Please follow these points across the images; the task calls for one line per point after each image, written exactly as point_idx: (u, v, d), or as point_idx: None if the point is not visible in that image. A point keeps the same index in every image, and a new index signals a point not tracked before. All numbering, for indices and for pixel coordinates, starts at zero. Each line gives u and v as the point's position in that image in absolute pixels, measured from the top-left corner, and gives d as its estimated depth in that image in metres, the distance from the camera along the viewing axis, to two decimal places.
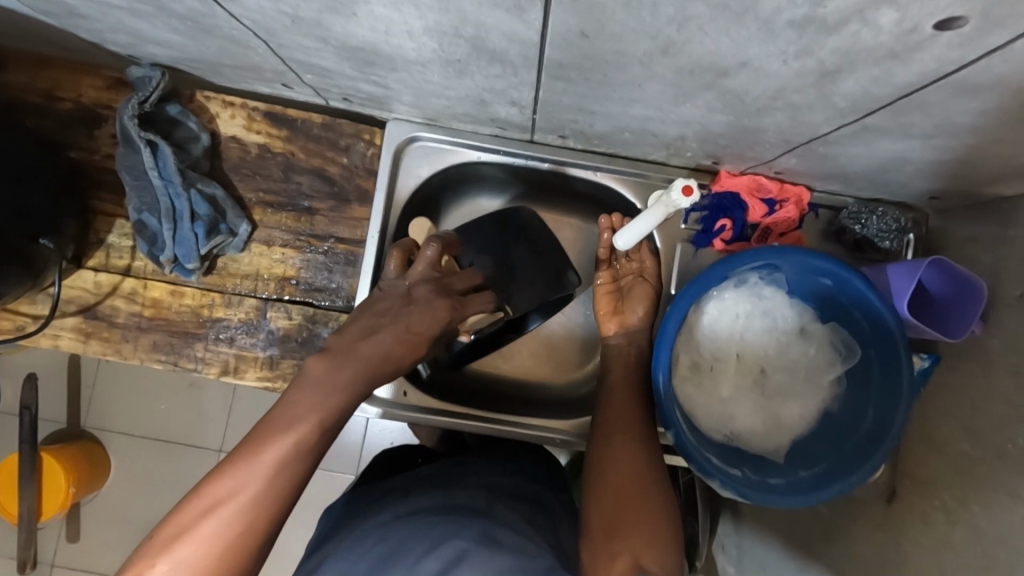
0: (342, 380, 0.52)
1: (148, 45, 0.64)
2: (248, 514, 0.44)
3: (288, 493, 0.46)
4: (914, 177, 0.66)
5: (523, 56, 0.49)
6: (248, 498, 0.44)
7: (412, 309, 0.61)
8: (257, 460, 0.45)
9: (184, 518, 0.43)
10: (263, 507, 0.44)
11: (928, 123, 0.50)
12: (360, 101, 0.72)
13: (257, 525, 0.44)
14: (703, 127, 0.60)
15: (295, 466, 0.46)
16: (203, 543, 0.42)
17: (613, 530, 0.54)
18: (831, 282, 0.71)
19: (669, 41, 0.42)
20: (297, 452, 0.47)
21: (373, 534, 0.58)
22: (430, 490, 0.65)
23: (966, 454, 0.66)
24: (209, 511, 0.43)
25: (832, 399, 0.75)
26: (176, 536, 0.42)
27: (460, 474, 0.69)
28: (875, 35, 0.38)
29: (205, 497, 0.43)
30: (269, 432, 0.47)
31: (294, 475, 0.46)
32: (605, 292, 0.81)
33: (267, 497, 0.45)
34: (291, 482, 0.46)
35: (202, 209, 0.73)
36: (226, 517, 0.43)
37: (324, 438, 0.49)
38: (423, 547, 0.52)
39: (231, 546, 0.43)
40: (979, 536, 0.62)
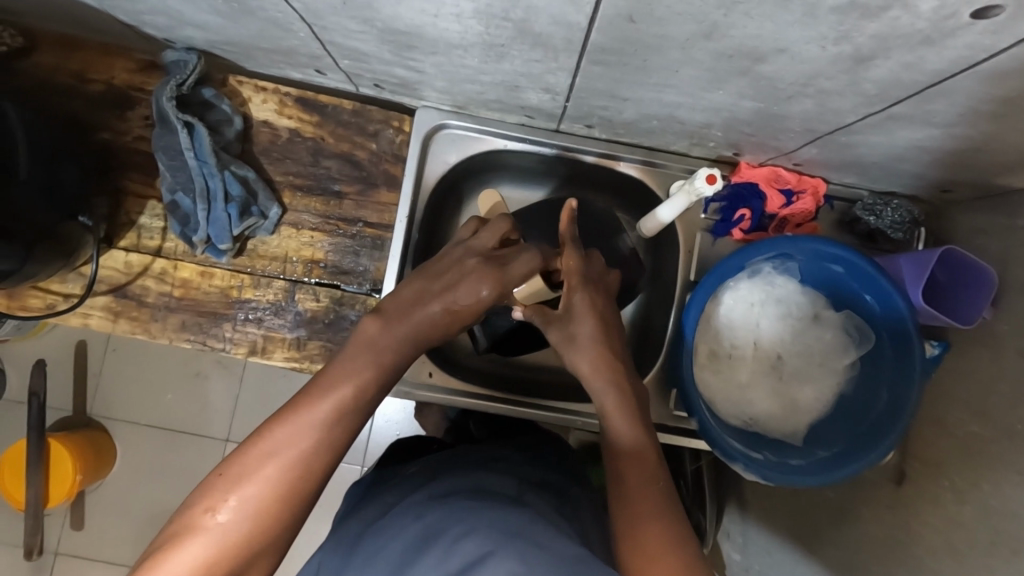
0: (395, 341, 0.56)
1: (190, 27, 0.66)
2: (307, 457, 0.46)
3: (341, 443, 0.48)
4: (928, 167, 0.68)
5: (567, 40, 0.51)
6: (307, 443, 0.46)
7: (457, 272, 0.62)
8: (317, 407, 0.48)
9: (245, 459, 0.45)
10: (319, 453, 0.46)
11: (950, 110, 0.52)
12: (391, 87, 0.74)
13: (314, 472, 0.46)
14: (730, 115, 0.62)
15: (349, 420, 0.49)
16: (266, 485, 0.44)
17: (637, 513, 0.52)
18: (843, 268, 0.74)
19: (713, 26, 0.44)
20: (352, 404, 0.50)
21: (409, 513, 0.59)
22: (454, 474, 0.67)
23: (976, 435, 0.68)
24: (270, 456, 0.45)
25: (846, 382, 0.77)
26: (240, 476, 0.44)
27: (486, 461, 0.71)
28: (913, 21, 0.40)
29: (268, 441, 0.45)
30: (328, 385, 0.50)
31: (349, 424, 0.49)
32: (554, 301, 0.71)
33: (321, 442, 0.47)
34: (341, 431, 0.48)
35: (235, 190, 0.75)
36: (286, 459, 0.45)
37: (375, 394, 0.52)
38: (456, 528, 0.53)
39: (292, 490, 0.45)
40: (988, 513, 0.64)
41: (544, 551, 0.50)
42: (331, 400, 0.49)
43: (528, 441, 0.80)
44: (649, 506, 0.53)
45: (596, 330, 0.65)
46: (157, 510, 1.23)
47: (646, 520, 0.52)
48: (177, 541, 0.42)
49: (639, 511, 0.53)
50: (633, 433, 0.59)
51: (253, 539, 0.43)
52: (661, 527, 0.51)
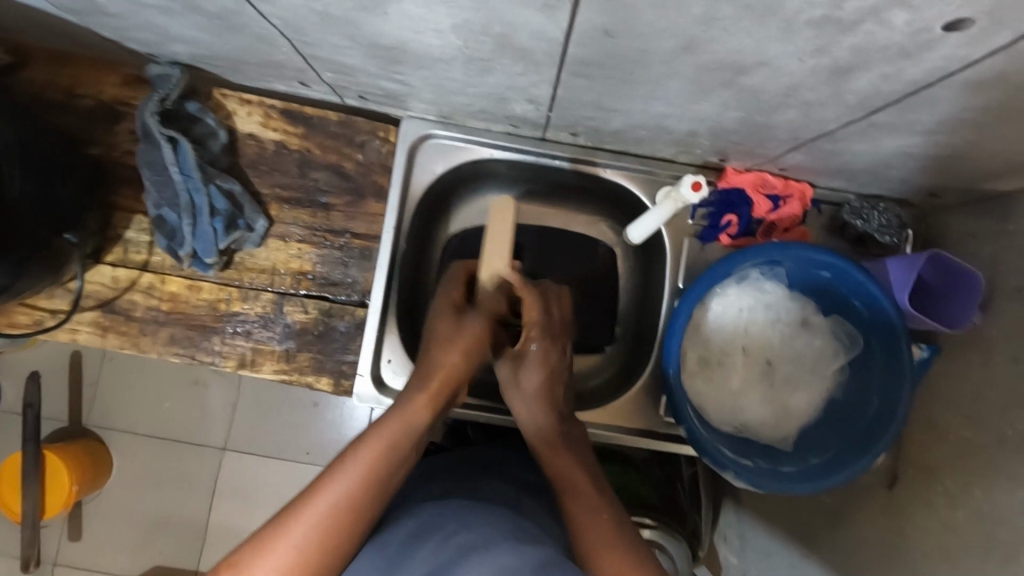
0: (423, 404, 0.60)
1: (173, 43, 0.66)
2: (333, 518, 0.50)
3: (368, 503, 0.52)
4: (915, 173, 0.68)
5: (548, 54, 0.51)
6: (335, 503, 0.51)
7: (447, 318, 0.66)
8: (355, 462, 0.53)
9: (279, 524, 0.50)
10: (344, 512, 0.51)
11: (933, 119, 0.52)
12: (377, 99, 0.74)
13: (347, 521, 0.51)
14: (715, 124, 0.62)
15: (381, 473, 0.54)
16: (310, 527, 0.50)
17: (591, 539, 0.55)
18: (831, 274, 0.74)
19: (692, 40, 0.44)
20: (384, 459, 0.54)
21: (408, 512, 0.58)
22: (453, 479, 0.66)
23: (967, 440, 0.68)
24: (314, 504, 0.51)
25: (836, 387, 0.77)
26: (291, 518, 0.50)
27: (485, 467, 0.71)
28: (890, 35, 0.40)
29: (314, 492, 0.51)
30: (366, 442, 0.55)
31: (376, 484, 0.53)
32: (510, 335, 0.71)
33: (348, 503, 0.51)
34: (366, 490, 0.52)
35: (220, 205, 0.74)
36: (314, 521, 0.50)
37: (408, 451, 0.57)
38: (454, 525, 0.53)
39: (329, 534, 0.50)
40: (980, 517, 0.64)
41: (540, 552, 0.49)
42: (354, 462, 0.53)
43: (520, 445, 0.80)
44: (599, 528, 0.55)
45: (541, 385, 0.66)
46: (153, 521, 1.23)
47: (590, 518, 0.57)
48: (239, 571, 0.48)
49: (590, 534, 0.55)
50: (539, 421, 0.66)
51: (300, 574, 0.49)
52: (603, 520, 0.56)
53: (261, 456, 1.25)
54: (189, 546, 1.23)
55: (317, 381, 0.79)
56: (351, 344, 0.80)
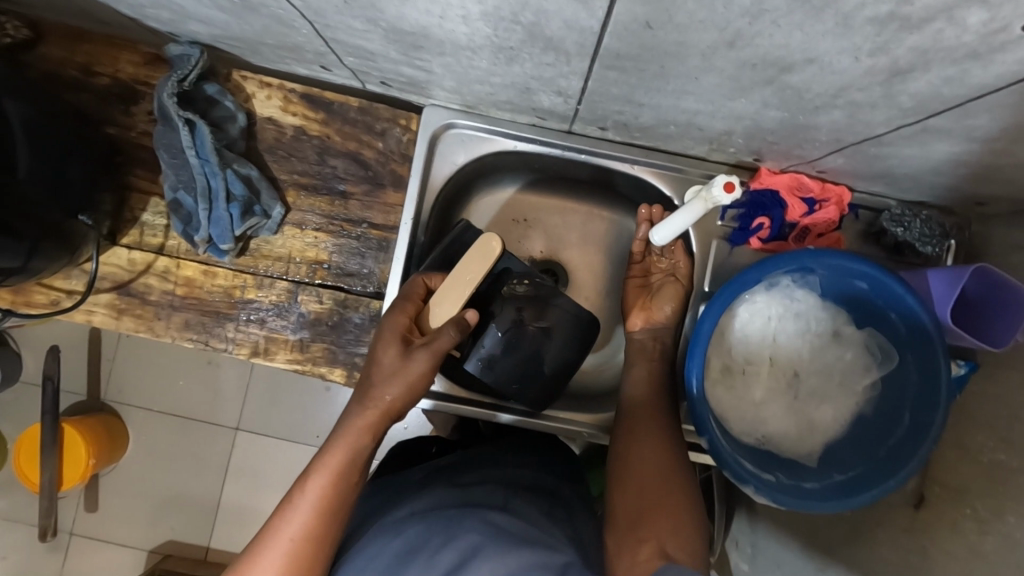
0: (358, 431, 0.59)
1: (191, 22, 0.64)
2: (294, 557, 0.52)
3: (327, 535, 0.54)
4: (963, 180, 0.64)
5: (580, 45, 0.48)
6: (291, 543, 0.53)
7: (387, 350, 0.61)
8: (304, 496, 0.55)
9: (244, 567, 0.52)
10: (304, 549, 0.53)
11: (993, 126, 0.49)
12: (399, 85, 0.72)
13: (309, 554, 0.53)
14: (753, 123, 0.59)
15: (332, 498, 0.55)
16: (272, 567, 0.52)
17: (641, 537, 0.55)
18: (867, 284, 0.70)
19: (737, 33, 0.41)
20: (331, 486, 0.56)
21: (386, 531, 0.55)
22: (444, 488, 0.63)
23: (1002, 464, 0.65)
24: (273, 543, 0.53)
25: (865, 402, 0.73)
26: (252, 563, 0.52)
27: (475, 478, 0.65)
28: (958, 34, 0.36)
29: (273, 533, 0.53)
30: (309, 475, 0.56)
31: (329, 512, 0.55)
32: (635, 287, 0.81)
33: (305, 538, 0.53)
34: (321, 521, 0.54)
35: (237, 189, 0.73)
36: (276, 562, 0.52)
37: (353, 473, 0.58)
38: (441, 541, 0.51)
39: (294, 567, 0.52)
40: (1010, 547, 0.61)
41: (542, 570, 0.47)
42: (306, 497, 0.55)
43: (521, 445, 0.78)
44: (661, 526, 0.56)
45: (674, 308, 0.77)
46: (166, 499, 1.24)
47: (660, 511, 0.57)
48: None
49: (653, 530, 0.55)
50: (642, 390, 0.71)
51: None
52: (667, 521, 0.56)
53: (273, 440, 1.25)
54: (200, 525, 1.24)
55: (330, 373, 0.78)
56: (365, 336, 0.78)
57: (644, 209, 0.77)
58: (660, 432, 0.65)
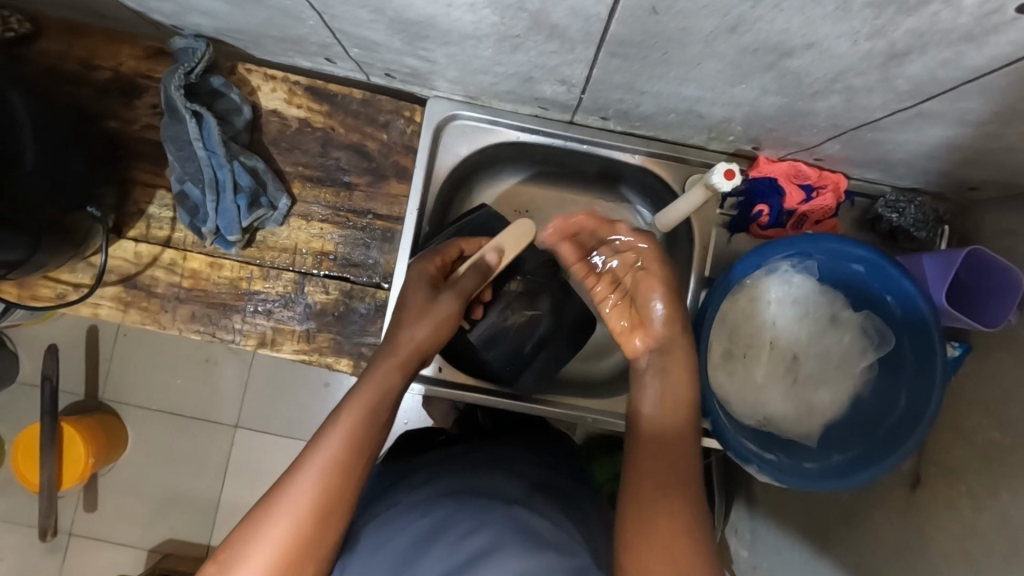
0: (389, 367, 0.61)
1: (197, 15, 0.65)
2: (328, 481, 0.51)
3: (351, 472, 0.53)
4: (955, 165, 0.66)
5: (585, 32, 0.49)
6: (324, 469, 0.51)
7: (416, 292, 0.67)
8: (338, 424, 0.54)
9: (275, 493, 0.50)
10: (335, 478, 0.52)
11: (986, 108, 0.50)
12: (402, 77, 0.73)
13: (341, 482, 0.52)
14: (753, 109, 0.60)
15: (366, 429, 0.55)
16: (303, 492, 0.50)
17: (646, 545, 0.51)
18: (864, 268, 0.72)
19: (740, 18, 0.42)
20: (365, 417, 0.55)
21: (399, 514, 0.56)
22: (455, 473, 0.64)
23: (997, 442, 0.66)
24: (306, 466, 0.51)
25: (862, 385, 0.75)
26: (284, 487, 0.51)
27: (484, 464, 0.67)
28: (954, 15, 0.38)
29: (305, 458, 0.52)
30: (343, 407, 0.56)
31: (354, 449, 0.54)
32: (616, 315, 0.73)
33: (338, 464, 0.52)
34: (345, 459, 0.53)
35: (243, 181, 0.73)
36: (309, 487, 0.50)
37: (384, 411, 0.58)
38: (458, 526, 0.51)
39: (325, 493, 0.51)
40: (1004, 521, 0.63)
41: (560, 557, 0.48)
42: (332, 431, 0.54)
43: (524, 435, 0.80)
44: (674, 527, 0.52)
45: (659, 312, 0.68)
46: (168, 495, 1.25)
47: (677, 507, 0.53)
48: (239, 546, 0.48)
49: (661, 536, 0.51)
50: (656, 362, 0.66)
51: (302, 540, 0.49)
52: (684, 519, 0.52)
53: (275, 434, 1.26)
54: (204, 521, 1.24)
55: (336, 362, 0.79)
56: (370, 326, 0.79)
57: (549, 233, 0.78)
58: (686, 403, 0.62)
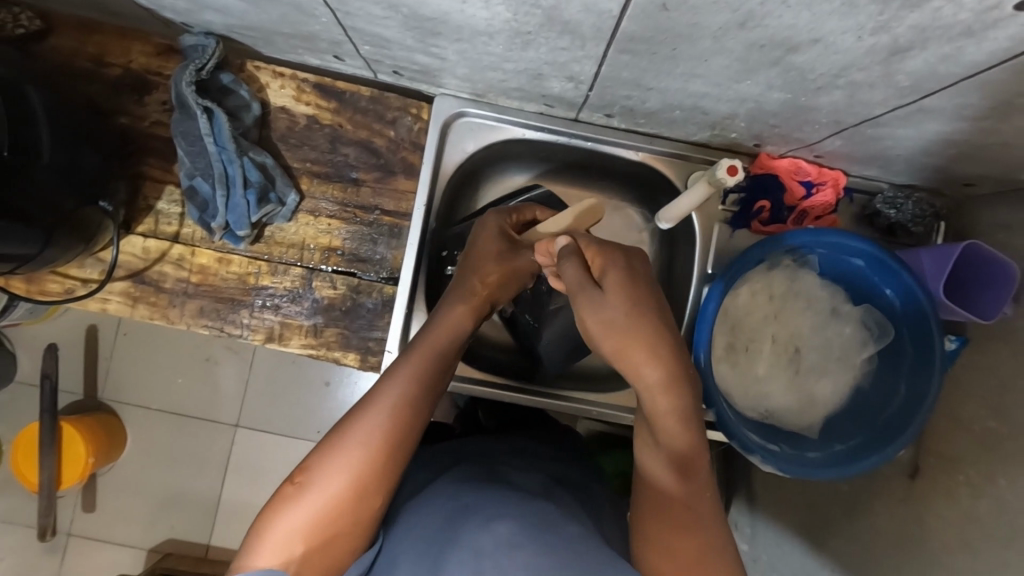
0: (455, 312, 0.63)
1: (210, 11, 0.66)
2: (399, 413, 0.54)
3: (411, 423, 0.54)
4: (952, 161, 0.67)
5: (596, 28, 0.50)
6: (396, 402, 0.54)
7: (487, 241, 0.68)
8: (407, 364, 0.57)
9: (351, 420, 0.53)
10: (404, 412, 0.54)
11: (984, 104, 0.52)
12: (411, 74, 0.74)
13: (408, 418, 0.54)
14: (757, 105, 0.61)
15: (431, 372, 0.58)
16: (377, 421, 0.53)
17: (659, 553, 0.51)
18: (864, 262, 0.73)
19: (749, 14, 0.44)
20: (432, 360, 0.59)
21: (419, 505, 0.57)
22: (468, 463, 0.64)
23: (994, 431, 0.68)
24: (380, 398, 0.54)
25: (862, 376, 0.76)
26: (360, 414, 0.53)
27: (498, 455, 0.67)
28: (955, 12, 0.39)
29: (377, 393, 0.55)
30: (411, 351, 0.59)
31: (417, 399, 0.55)
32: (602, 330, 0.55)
33: (408, 398, 0.55)
34: (408, 406, 0.54)
35: (254, 176, 0.74)
36: (382, 417, 0.53)
37: (447, 359, 0.60)
38: (472, 512, 0.52)
39: (396, 422, 0.53)
40: (1002, 508, 0.65)
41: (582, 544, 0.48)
42: (394, 379, 0.56)
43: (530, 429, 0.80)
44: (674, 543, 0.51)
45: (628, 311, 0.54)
46: (169, 493, 1.24)
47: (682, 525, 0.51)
48: (319, 465, 0.51)
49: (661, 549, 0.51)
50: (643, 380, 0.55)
51: (376, 462, 0.52)
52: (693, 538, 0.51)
53: (277, 432, 1.26)
54: (206, 519, 1.24)
55: (344, 357, 0.80)
56: (378, 321, 0.80)
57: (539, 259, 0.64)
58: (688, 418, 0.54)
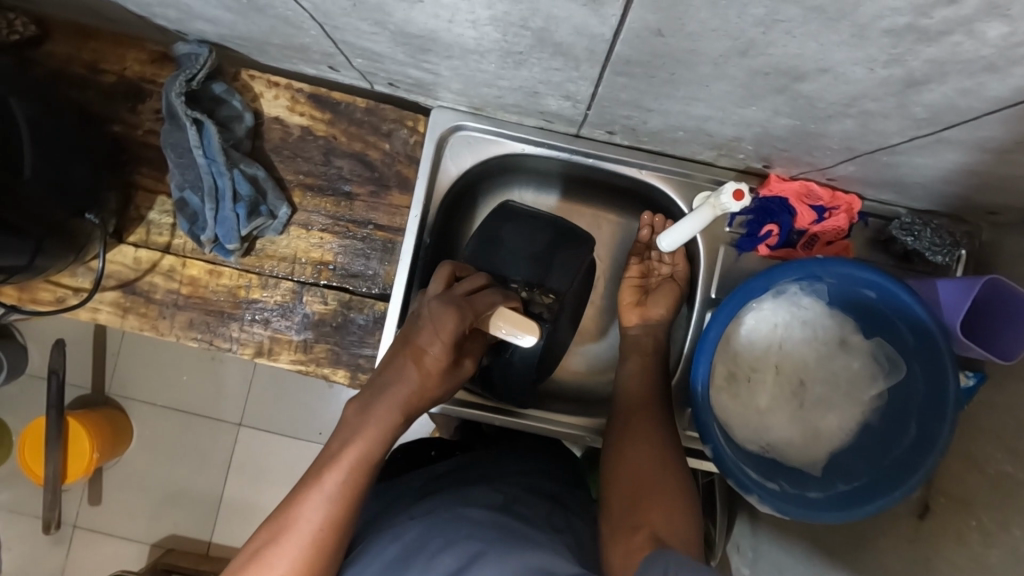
0: (380, 410, 0.57)
1: (201, 22, 0.64)
2: (320, 533, 0.51)
3: (336, 540, 0.52)
4: (973, 190, 0.63)
5: (589, 51, 0.47)
6: (318, 520, 0.51)
7: (434, 342, 0.58)
8: (328, 474, 0.53)
9: (272, 537, 0.51)
10: (329, 527, 0.52)
11: (1007, 137, 0.48)
12: (407, 87, 0.71)
13: (332, 529, 0.52)
14: (764, 130, 0.58)
15: (358, 477, 0.54)
16: (298, 541, 0.50)
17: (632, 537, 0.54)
18: (876, 294, 0.68)
19: (750, 43, 0.41)
20: (355, 465, 0.54)
21: (386, 533, 0.56)
22: (443, 493, 0.62)
23: (1010, 477, 0.64)
24: (301, 514, 0.51)
25: (872, 412, 0.73)
26: (281, 529, 0.51)
27: (472, 480, 0.66)
28: (976, 47, 0.36)
29: (298, 505, 0.52)
30: (332, 457, 0.55)
31: (345, 512, 0.53)
32: (630, 285, 0.80)
33: (329, 517, 0.52)
34: (334, 528, 0.52)
35: (243, 189, 0.73)
36: (303, 539, 0.51)
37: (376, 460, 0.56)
38: (437, 543, 0.51)
39: (320, 536, 0.51)
40: (1015, 559, 0.61)
41: (540, 555, 0.49)
42: (315, 497, 0.52)
43: (528, 448, 0.78)
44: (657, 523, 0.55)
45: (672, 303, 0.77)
46: (166, 495, 1.25)
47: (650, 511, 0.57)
48: None
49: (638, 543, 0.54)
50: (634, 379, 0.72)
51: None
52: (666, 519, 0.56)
53: (273, 437, 1.25)
54: (203, 520, 1.24)
55: (334, 373, 0.78)
56: (369, 338, 0.78)
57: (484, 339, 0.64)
58: (652, 431, 0.65)
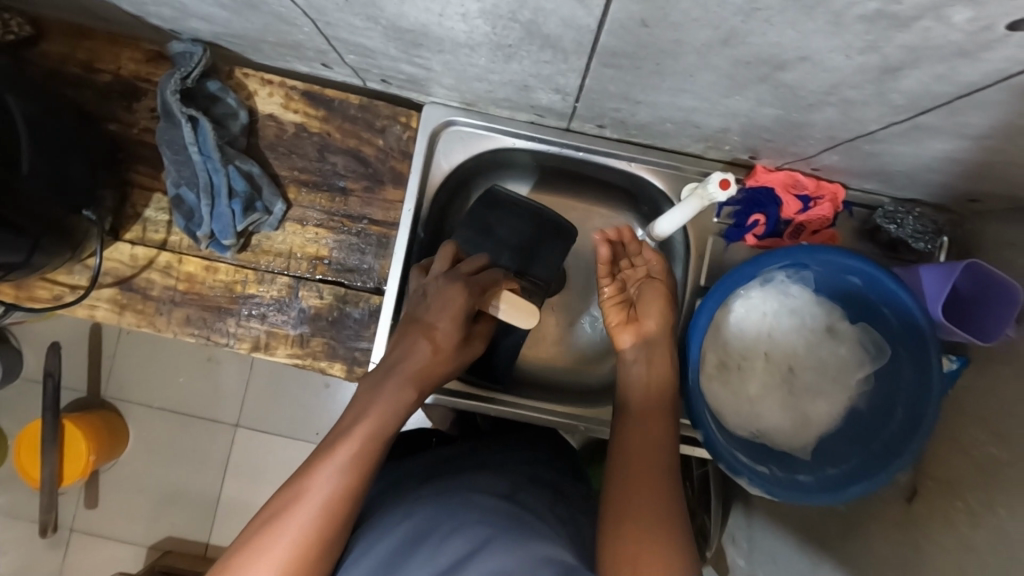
0: (388, 390, 0.59)
1: (195, 20, 0.65)
2: (329, 507, 0.51)
3: (344, 519, 0.51)
4: (953, 178, 0.65)
5: (577, 42, 0.49)
6: (329, 493, 0.51)
7: (443, 318, 0.64)
8: (339, 448, 0.54)
9: (281, 512, 0.50)
10: (340, 500, 0.51)
11: (982, 123, 0.49)
12: (399, 83, 0.72)
13: (339, 505, 0.51)
14: (749, 120, 0.59)
15: (368, 454, 0.54)
16: (308, 515, 0.50)
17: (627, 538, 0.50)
18: (861, 280, 0.70)
19: (731, 32, 0.42)
20: (366, 442, 0.55)
21: (393, 515, 0.56)
22: (443, 478, 0.63)
23: (995, 458, 0.65)
24: (310, 489, 0.51)
25: (860, 397, 0.74)
26: (291, 502, 0.51)
27: (471, 467, 0.66)
28: (947, 32, 0.37)
29: (307, 480, 0.52)
30: (340, 437, 0.55)
31: (354, 488, 0.52)
32: (613, 305, 0.73)
33: (339, 492, 0.52)
34: (342, 500, 0.51)
35: (239, 186, 0.74)
36: (313, 512, 0.50)
37: (381, 441, 0.56)
38: (447, 526, 0.51)
39: (328, 512, 0.51)
40: (999, 537, 0.62)
41: (549, 548, 0.49)
42: (325, 473, 0.52)
43: (523, 436, 0.80)
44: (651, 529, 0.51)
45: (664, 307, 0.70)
46: (164, 494, 1.25)
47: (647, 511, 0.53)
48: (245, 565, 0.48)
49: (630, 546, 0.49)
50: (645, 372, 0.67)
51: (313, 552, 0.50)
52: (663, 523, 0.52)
53: (270, 436, 1.26)
54: (201, 519, 1.24)
55: (330, 367, 0.79)
56: (364, 331, 0.79)
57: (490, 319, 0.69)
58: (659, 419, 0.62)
